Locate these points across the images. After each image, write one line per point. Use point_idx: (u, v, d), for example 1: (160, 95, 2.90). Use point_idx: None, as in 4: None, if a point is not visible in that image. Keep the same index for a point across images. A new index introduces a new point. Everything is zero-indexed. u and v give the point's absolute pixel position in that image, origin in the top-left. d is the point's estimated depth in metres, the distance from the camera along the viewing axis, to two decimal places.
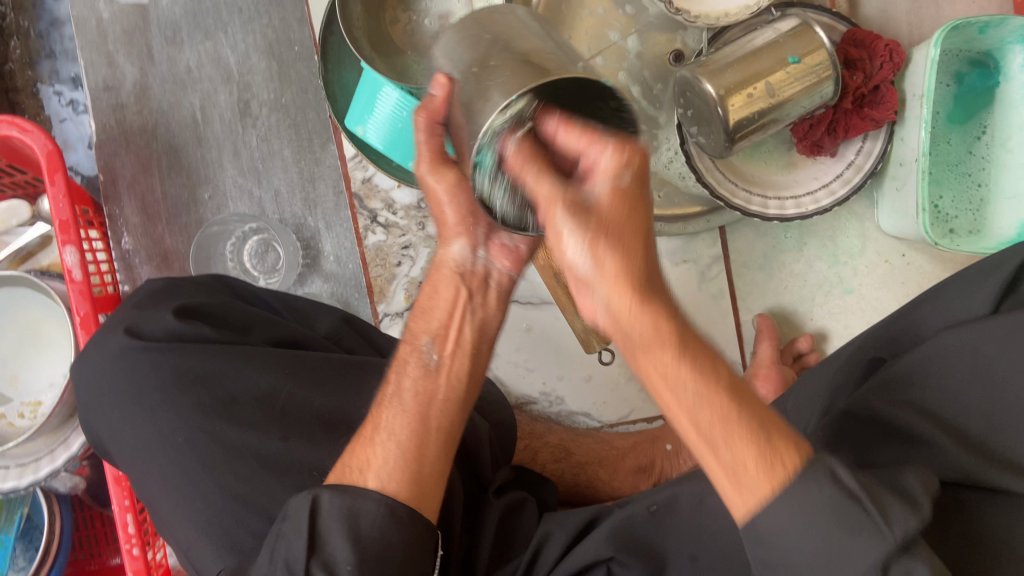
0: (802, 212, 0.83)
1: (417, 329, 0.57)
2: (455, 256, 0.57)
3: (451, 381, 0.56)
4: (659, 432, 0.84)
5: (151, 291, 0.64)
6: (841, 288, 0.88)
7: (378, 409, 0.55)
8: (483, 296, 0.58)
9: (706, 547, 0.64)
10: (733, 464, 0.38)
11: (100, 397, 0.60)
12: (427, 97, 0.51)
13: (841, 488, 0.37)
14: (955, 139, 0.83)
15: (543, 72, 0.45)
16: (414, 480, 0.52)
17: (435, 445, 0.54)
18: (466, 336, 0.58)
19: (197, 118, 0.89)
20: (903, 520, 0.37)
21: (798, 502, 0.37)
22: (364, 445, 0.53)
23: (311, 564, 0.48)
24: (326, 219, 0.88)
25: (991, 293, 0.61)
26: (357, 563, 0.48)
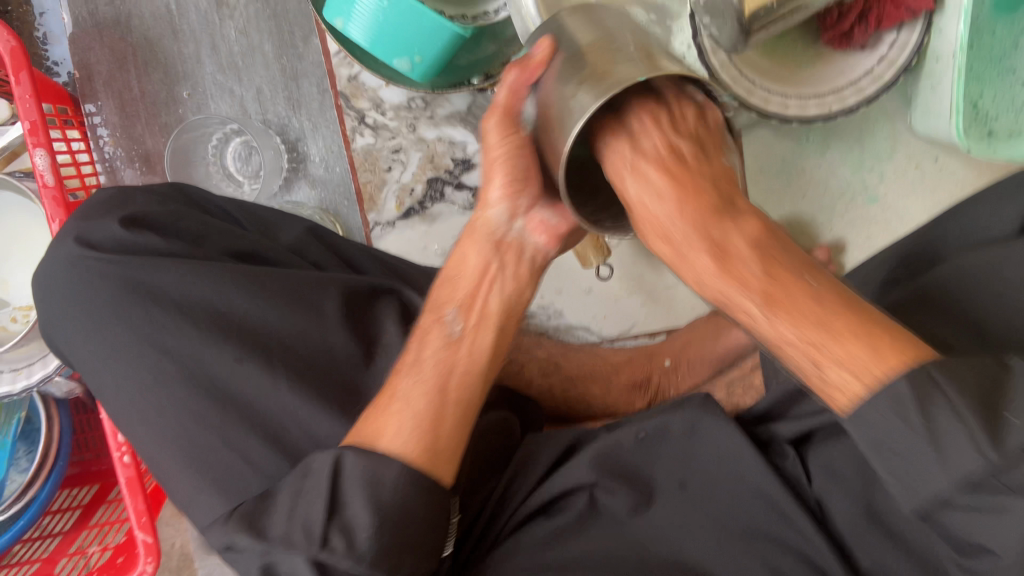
0: (827, 113, 0.75)
1: (439, 300, 0.56)
2: (492, 220, 0.55)
3: (474, 351, 0.53)
4: (658, 347, 0.81)
5: (100, 201, 0.60)
6: (864, 195, 0.82)
7: (394, 377, 0.53)
8: (514, 269, 0.56)
9: (694, 472, 0.63)
10: (814, 375, 0.40)
11: (54, 313, 0.57)
12: (523, 57, 0.53)
13: (930, 420, 0.35)
14: (1003, 29, 0.71)
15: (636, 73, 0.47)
16: (429, 444, 0.49)
17: (452, 417, 0.51)
18: (495, 309, 0.55)
19: (172, 9, 0.83)
20: (963, 455, 0.35)
21: (872, 420, 0.37)
22: (378, 415, 0.50)
23: (328, 527, 0.46)
24: (312, 119, 0.83)
25: (1020, 208, 0.54)
26: (374, 528, 0.46)
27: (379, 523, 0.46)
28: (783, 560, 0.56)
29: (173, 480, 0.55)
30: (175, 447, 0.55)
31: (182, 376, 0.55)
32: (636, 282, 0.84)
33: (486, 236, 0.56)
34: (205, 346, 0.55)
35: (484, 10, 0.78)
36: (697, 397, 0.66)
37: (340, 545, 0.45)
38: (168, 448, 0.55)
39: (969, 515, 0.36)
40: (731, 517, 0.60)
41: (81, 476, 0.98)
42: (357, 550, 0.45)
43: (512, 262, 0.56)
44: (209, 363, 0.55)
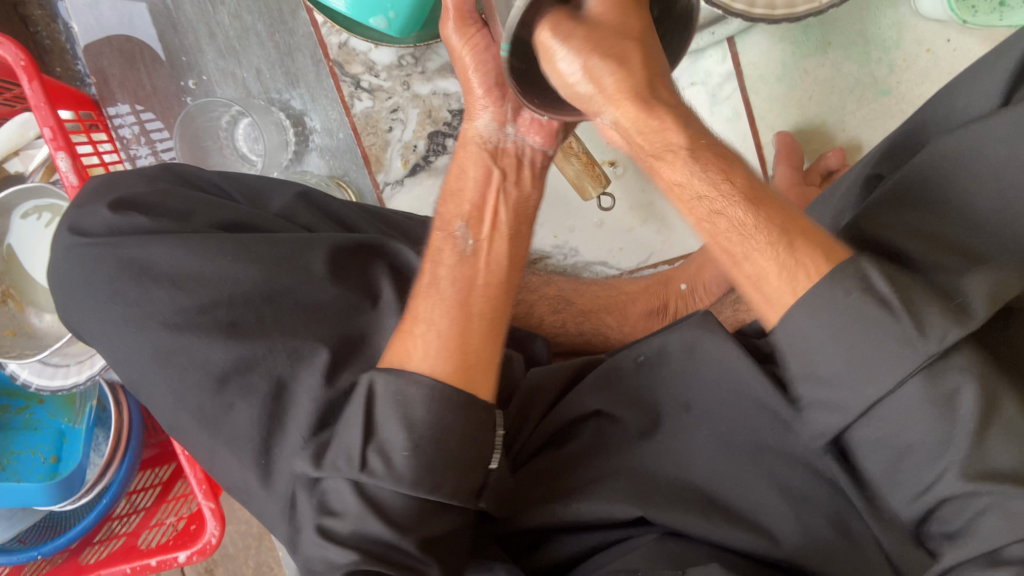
0: (816, 7, 0.71)
1: (448, 216, 0.60)
2: (481, 130, 0.61)
3: (490, 263, 0.58)
4: (674, 272, 0.80)
5: (91, 189, 0.64)
6: (876, 90, 0.77)
7: (415, 299, 0.57)
8: (518, 176, 0.62)
9: (698, 394, 0.61)
10: (743, 276, 0.46)
11: (71, 298, 0.62)
12: None
13: (870, 294, 0.41)
14: None
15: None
16: (460, 364, 0.53)
17: (480, 329, 0.55)
18: (502, 221, 0.60)
19: (168, 4, 0.86)
20: (940, 329, 0.40)
21: (800, 320, 0.43)
22: (404, 340, 0.54)
23: (366, 450, 0.51)
24: (310, 91, 0.85)
25: (1000, 81, 0.51)
26: (411, 448, 0.50)
27: (415, 443, 0.50)
28: (790, 475, 0.56)
29: (194, 436, 0.62)
30: (191, 408, 0.61)
31: (183, 349, 0.60)
32: (647, 209, 0.84)
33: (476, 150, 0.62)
34: (197, 314, 0.60)
35: None
36: (697, 314, 0.63)
37: (379, 467, 0.50)
38: (185, 413, 0.61)
39: (921, 408, 0.41)
40: (740, 434, 0.58)
41: (159, 456, 1.06)
42: (395, 470, 0.50)
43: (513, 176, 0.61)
44: (206, 338, 0.59)
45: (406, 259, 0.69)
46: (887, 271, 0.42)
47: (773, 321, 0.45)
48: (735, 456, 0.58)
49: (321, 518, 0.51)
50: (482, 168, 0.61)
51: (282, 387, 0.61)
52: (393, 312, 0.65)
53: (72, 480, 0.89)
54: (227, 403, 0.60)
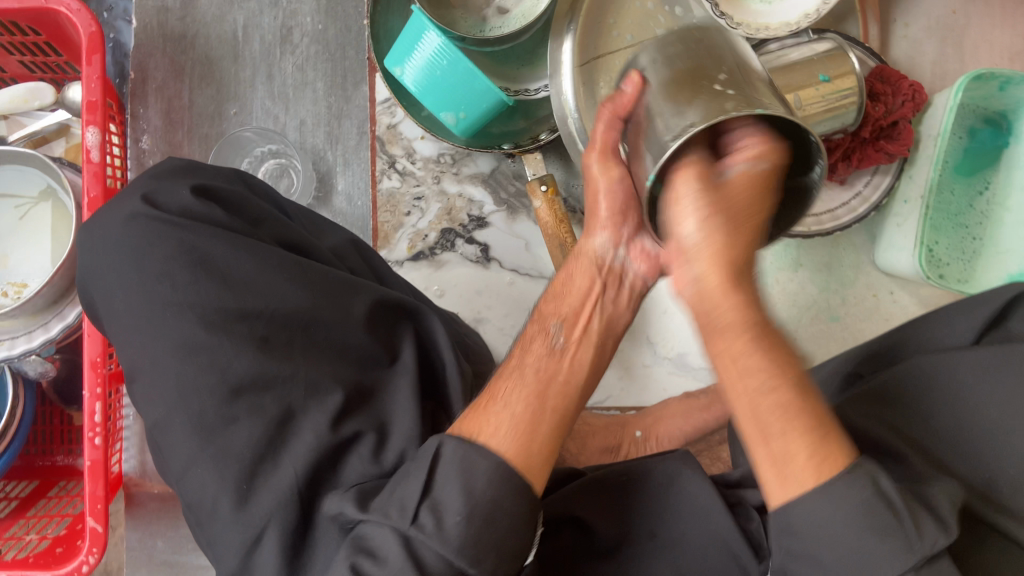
0: (806, 230, 0.85)
1: (546, 313, 0.62)
2: (597, 247, 0.64)
3: (574, 367, 0.59)
4: (631, 419, 0.87)
5: (169, 168, 0.64)
6: (827, 313, 0.91)
7: (495, 381, 0.57)
8: (616, 292, 0.64)
9: (666, 524, 0.67)
10: (773, 463, 0.47)
11: (104, 262, 0.60)
12: (614, 94, 0.58)
13: (895, 538, 0.46)
14: (959, 189, 0.88)
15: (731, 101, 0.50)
16: (525, 447, 0.52)
17: (550, 425, 0.54)
18: (594, 332, 0.61)
19: (237, 35, 0.90)
20: (932, 536, 0.46)
21: (823, 512, 0.46)
22: (478, 415, 0.54)
23: (421, 505, 0.49)
24: (345, 156, 0.90)
25: (976, 324, 0.64)
26: (464, 515, 0.48)
27: (469, 510, 0.49)
28: None
29: (180, 444, 0.58)
30: (193, 412, 0.58)
31: (210, 348, 0.58)
32: (616, 355, 0.91)
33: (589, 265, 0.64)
34: (236, 319, 0.59)
35: (525, 87, 0.87)
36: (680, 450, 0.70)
37: (428, 523, 0.48)
38: (182, 415, 0.58)
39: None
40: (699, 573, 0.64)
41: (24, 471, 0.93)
42: (445, 531, 0.48)
43: (613, 292, 0.63)
44: (235, 346, 0.58)
45: (430, 330, 0.71)
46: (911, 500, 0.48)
47: (783, 499, 0.47)
48: None
49: (355, 557, 0.48)
50: (594, 281, 0.63)
51: (289, 417, 0.59)
52: (408, 376, 0.67)
53: None
54: (230, 417, 0.58)
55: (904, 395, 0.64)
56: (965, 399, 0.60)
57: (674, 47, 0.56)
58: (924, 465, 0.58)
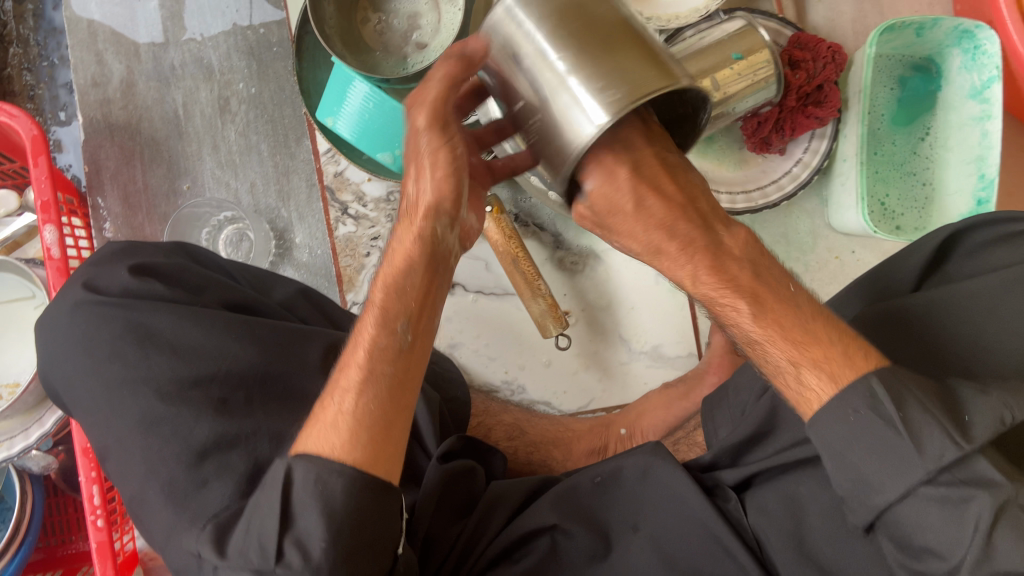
0: (753, 205, 0.86)
1: (387, 310, 0.59)
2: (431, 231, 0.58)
3: (417, 358, 0.59)
4: (614, 418, 0.87)
5: (108, 252, 0.67)
6: (794, 282, 0.91)
7: (343, 393, 0.57)
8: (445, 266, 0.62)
9: (648, 517, 0.68)
10: (788, 384, 0.52)
11: (60, 352, 0.63)
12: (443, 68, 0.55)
13: (876, 410, 0.47)
14: (901, 140, 0.88)
15: (643, 78, 0.48)
16: (373, 450, 0.55)
17: (395, 429, 0.57)
18: (433, 316, 0.61)
19: (179, 113, 0.93)
20: (937, 447, 0.45)
21: (841, 421, 0.48)
22: (326, 430, 0.56)
23: (283, 542, 0.52)
24: (299, 210, 0.92)
25: (914, 273, 0.65)
26: (329, 540, 0.52)
27: (333, 534, 0.52)
28: None
29: (157, 512, 0.60)
30: (164, 480, 0.59)
31: (169, 421, 0.60)
32: (592, 358, 0.92)
33: (422, 247, 0.59)
34: (191, 386, 0.61)
35: None
36: (650, 442, 0.70)
37: (295, 558, 0.51)
38: (154, 486, 0.60)
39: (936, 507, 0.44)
40: (683, 559, 0.65)
41: (46, 562, 0.97)
42: (313, 562, 0.51)
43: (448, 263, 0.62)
44: (194, 413, 0.60)
45: None
46: (891, 381, 0.48)
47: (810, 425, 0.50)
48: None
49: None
50: (433, 273, 0.60)
51: (258, 473, 0.60)
52: None
53: None
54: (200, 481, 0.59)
55: None
56: (910, 347, 0.61)
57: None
58: None
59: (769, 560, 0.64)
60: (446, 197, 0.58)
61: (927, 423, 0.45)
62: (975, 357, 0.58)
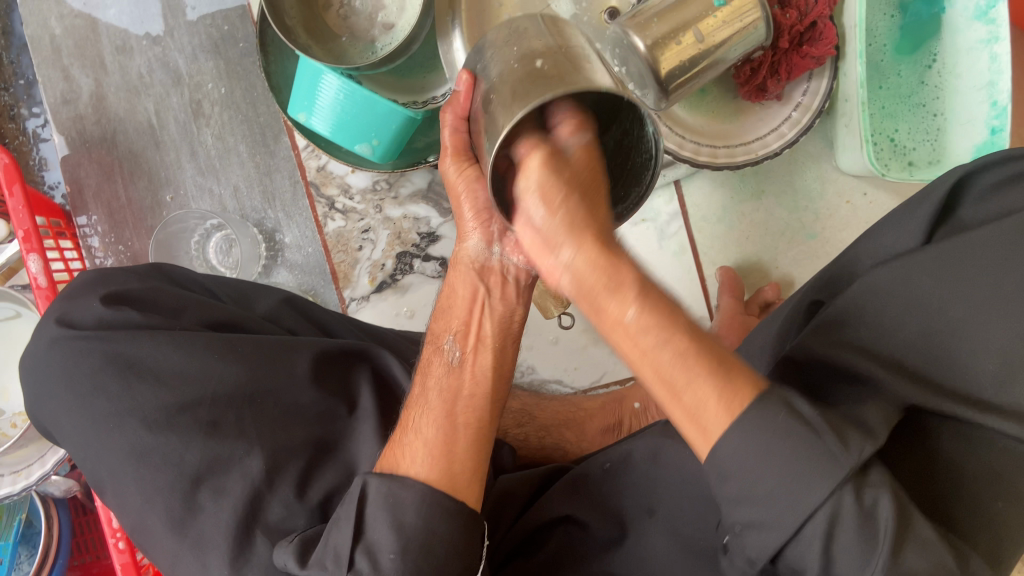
0: (753, 157, 0.82)
1: (438, 331, 0.64)
2: (470, 250, 0.64)
3: (475, 375, 0.60)
4: (628, 392, 0.85)
5: (80, 284, 0.66)
6: (804, 233, 0.87)
7: (404, 412, 0.58)
8: (501, 290, 0.64)
9: (662, 500, 0.64)
10: (687, 415, 0.41)
11: (45, 393, 0.62)
12: (453, 95, 0.58)
13: (796, 415, 0.40)
14: (906, 70, 0.82)
15: (552, 82, 0.46)
16: (446, 468, 0.53)
17: (464, 443, 0.55)
18: (487, 333, 0.63)
19: (153, 122, 0.91)
20: (890, 463, 0.42)
21: (739, 426, 0.40)
22: (394, 451, 0.55)
23: (355, 551, 0.50)
24: (286, 210, 0.90)
25: (923, 222, 0.61)
26: (399, 550, 0.49)
27: (403, 544, 0.49)
28: None
29: (160, 544, 0.59)
30: (161, 510, 0.58)
31: (158, 452, 0.58)
32: (600, 331, 0.89)
33: (466, 268, 0.65)
34: (178, 413, 0.59)
35: (433, 95, 0.86)
36: (659, 424, 0.66)
37: (365, 567, 0.49)
38: (153, 519, 0.58)
39: (842, 527, 0.39)
40: (704, 541, 0.62)
41: None
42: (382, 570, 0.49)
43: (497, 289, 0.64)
44: (183, 440, 0.58)
45: (385, 365, 0.71)
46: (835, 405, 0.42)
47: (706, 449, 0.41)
48: (698, 560, 0.62)
49: None
50: (484, 292, 0.64)
51: (256, 499, 0.58)
52: (370, 420, 0.67)
53: None
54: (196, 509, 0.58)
55: (853, 316, 0.57)
56: (929, 293, 0.54)
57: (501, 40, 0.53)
58: (904, 389, 0.51)
59: None
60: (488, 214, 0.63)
61: (871, 435, 0.42)
62: (1004, 305, 0.52)
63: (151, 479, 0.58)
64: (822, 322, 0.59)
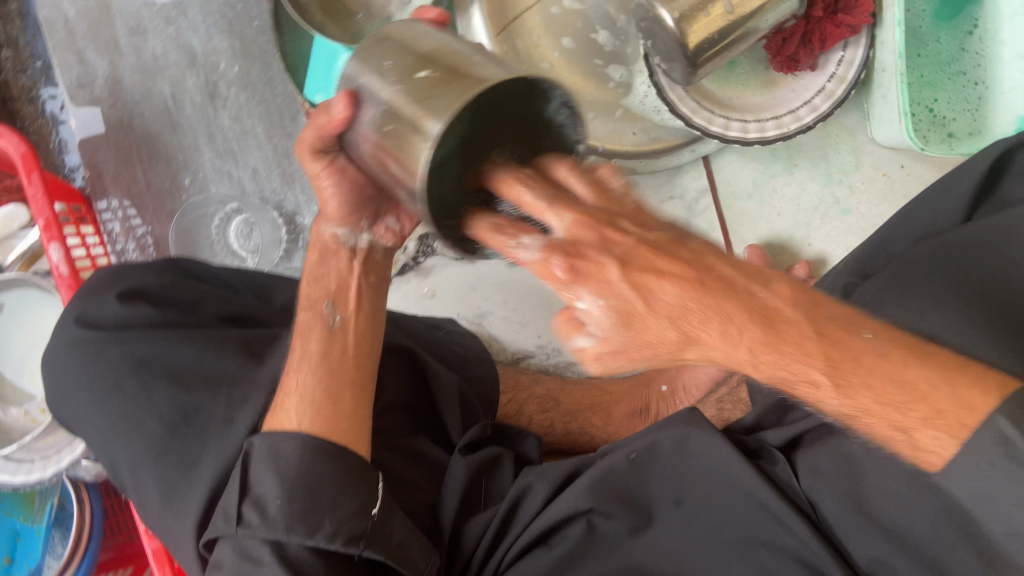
0: (785, 131, 0.79)
1: (312, 296, 0.63)
2: (337, 234, 0.63)
3: (356, 335, 0.63)
4: (655, 374, 0.83)
5: (97, 280, 0.66)
6: (838, 208, 0.84)
7: (287, 375, 0.60)
8: (338, 263, 0.64)
9: (691, 489, 0.64)
10: (901, 449, 0.40)
11: (67, 389, 0.62)
12: (325, 107, 0.49)
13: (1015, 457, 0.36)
14: (947, 36, 0.78)
15: (449, 89, 0.39)
16: (330, 421, 0.57)
17: (347, 399, 0.59)
18: (364, 296, 0.65)
19: (169, 105, 0.89)
20: None
21: (981, 477, 0.38)
22: (275, 410, 0.58)
23: (242, 505, 0.53)
24: (305, 192, 0.88)
25: (963, 202, 0.60)
26: (285, 497, 0.52)
27: (289, 491, 0.53)
28: (783, 569, 0.59)
29: (184, 542, 0.58)
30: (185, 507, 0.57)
31: (180, 451, 0.58)
32: None
33: (322, 247, 0.64)
34: (198, 411, 0.59)
35: None
36: (683, 413, 0.66)
37: (254, 519, 0.52)
38: (177, 518, 0.58)
39: None
40: (730, 530, 0.62)
41: (116, 559, 1.00)
42: (269, 518, 0.52)
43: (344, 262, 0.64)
44: (205, 434, 0.58)
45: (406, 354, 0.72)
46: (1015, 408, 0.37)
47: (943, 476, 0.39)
48: (726, 549, 0.62)
49: None
50: (345, 255, 0.64)
51: None
52: None
53: None
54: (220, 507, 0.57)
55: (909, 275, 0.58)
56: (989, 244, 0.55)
57: (379, 59, 0.45)
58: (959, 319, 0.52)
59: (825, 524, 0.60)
60: (357, 212, 0.61)
61: None
62: None
63: (174, 477, 0.57)
64: (882, 283, 0.60)
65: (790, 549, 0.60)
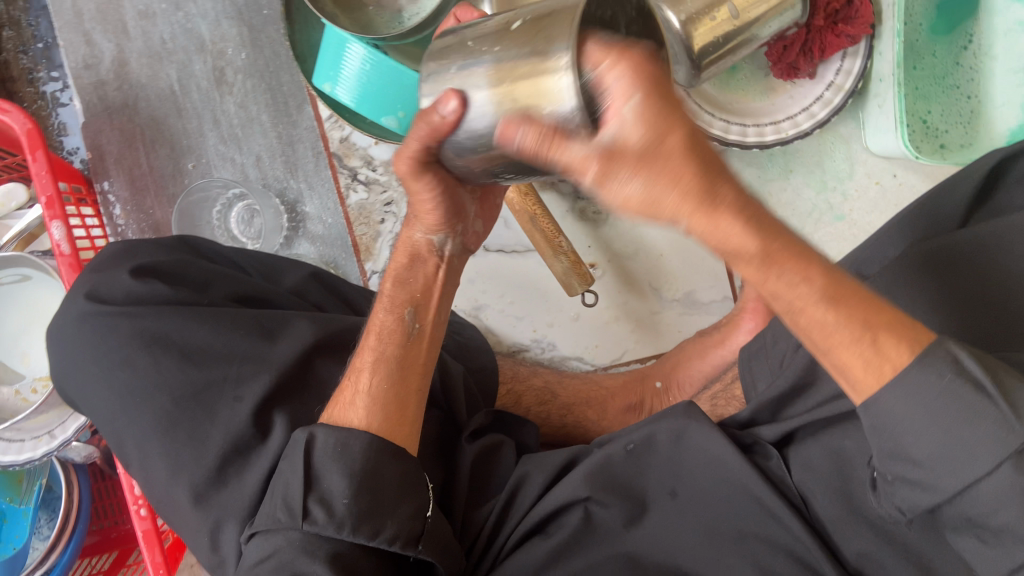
0: (783, 136, 0.81)
1: (394, 297, 0.63)
2: (424, 240, 0.62)
3: (430, 340, 0.63)
4: (650, 370, 0.84)
5: (108, 256, 0.66)
6: (831, 214, 0.86)
7: (356, 372, 0.60)
8: (422, 266, 0.64)
9: (685, 481, 0.66)
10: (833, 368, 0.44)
11: (73, 363, 0.62)
12: (425, 110, 0.44)
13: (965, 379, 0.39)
14: (941, 51, 0.80)
15: (550, 27, 0.39)
16: (389, 419, 0.58)
17: (410, 400, 0.60)
18: (442, 305, 0.65)
19: (175, 89, 0.90)
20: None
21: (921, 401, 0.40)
22: (340, 403, 0.59)
23: (308, 500, 0.53)
24: (308, 180, 0.89)
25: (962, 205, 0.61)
26: (351, 496, 0.53)
27: (355, 490, 0.53)
28: (773, 560, 0.60)
29: (185, 518, 0.59)
30: (188, 484, 0.58)
31: (186, 428, 0.58)
32: (623, 309, 0.89)
33: (413, 253, 0.63)
34: (204, 389, 0.59)
35: None
36: (682, 405, 0.67)
37: (320, 515, 0.52)
38: (179, 495, 0.58)
39: None
40: (723, 522, 0.63)
41: (101, 543, 1.00)
42: (337, 517, 0.52)
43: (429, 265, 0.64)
44: (211, 412, 0.59)
45: None
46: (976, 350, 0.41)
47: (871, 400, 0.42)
48: (718, 540, 0.63)
49: None
50: (433, 261, 0.64)
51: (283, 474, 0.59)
52: None
53: (14, 561, 0.89)
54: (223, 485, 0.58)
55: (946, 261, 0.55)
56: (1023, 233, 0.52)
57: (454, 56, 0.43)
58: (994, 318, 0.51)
59: (815, 518, 0.62)
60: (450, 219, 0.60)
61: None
62: None
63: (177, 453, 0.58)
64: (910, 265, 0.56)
65: (781, 543, 0.61)
